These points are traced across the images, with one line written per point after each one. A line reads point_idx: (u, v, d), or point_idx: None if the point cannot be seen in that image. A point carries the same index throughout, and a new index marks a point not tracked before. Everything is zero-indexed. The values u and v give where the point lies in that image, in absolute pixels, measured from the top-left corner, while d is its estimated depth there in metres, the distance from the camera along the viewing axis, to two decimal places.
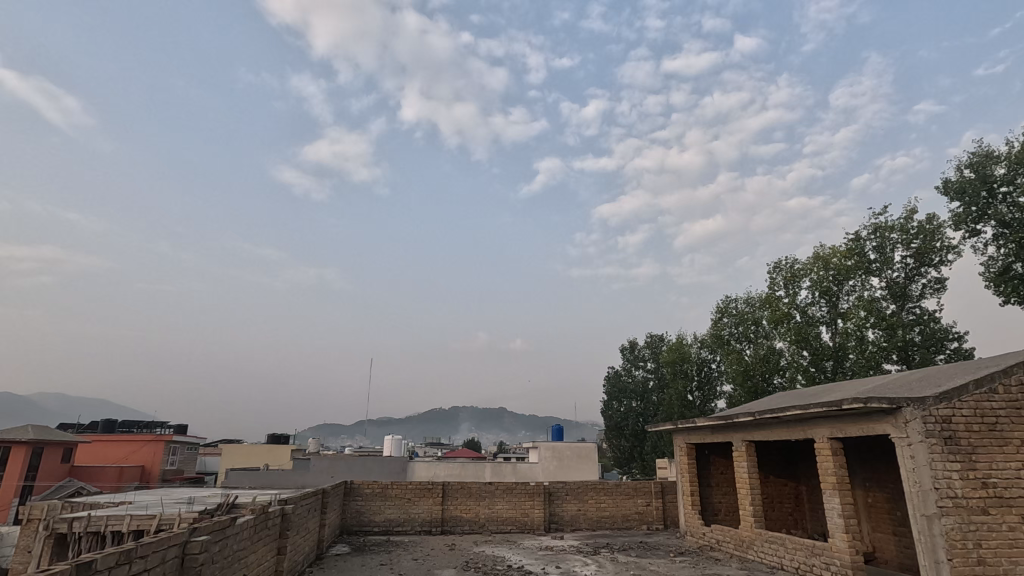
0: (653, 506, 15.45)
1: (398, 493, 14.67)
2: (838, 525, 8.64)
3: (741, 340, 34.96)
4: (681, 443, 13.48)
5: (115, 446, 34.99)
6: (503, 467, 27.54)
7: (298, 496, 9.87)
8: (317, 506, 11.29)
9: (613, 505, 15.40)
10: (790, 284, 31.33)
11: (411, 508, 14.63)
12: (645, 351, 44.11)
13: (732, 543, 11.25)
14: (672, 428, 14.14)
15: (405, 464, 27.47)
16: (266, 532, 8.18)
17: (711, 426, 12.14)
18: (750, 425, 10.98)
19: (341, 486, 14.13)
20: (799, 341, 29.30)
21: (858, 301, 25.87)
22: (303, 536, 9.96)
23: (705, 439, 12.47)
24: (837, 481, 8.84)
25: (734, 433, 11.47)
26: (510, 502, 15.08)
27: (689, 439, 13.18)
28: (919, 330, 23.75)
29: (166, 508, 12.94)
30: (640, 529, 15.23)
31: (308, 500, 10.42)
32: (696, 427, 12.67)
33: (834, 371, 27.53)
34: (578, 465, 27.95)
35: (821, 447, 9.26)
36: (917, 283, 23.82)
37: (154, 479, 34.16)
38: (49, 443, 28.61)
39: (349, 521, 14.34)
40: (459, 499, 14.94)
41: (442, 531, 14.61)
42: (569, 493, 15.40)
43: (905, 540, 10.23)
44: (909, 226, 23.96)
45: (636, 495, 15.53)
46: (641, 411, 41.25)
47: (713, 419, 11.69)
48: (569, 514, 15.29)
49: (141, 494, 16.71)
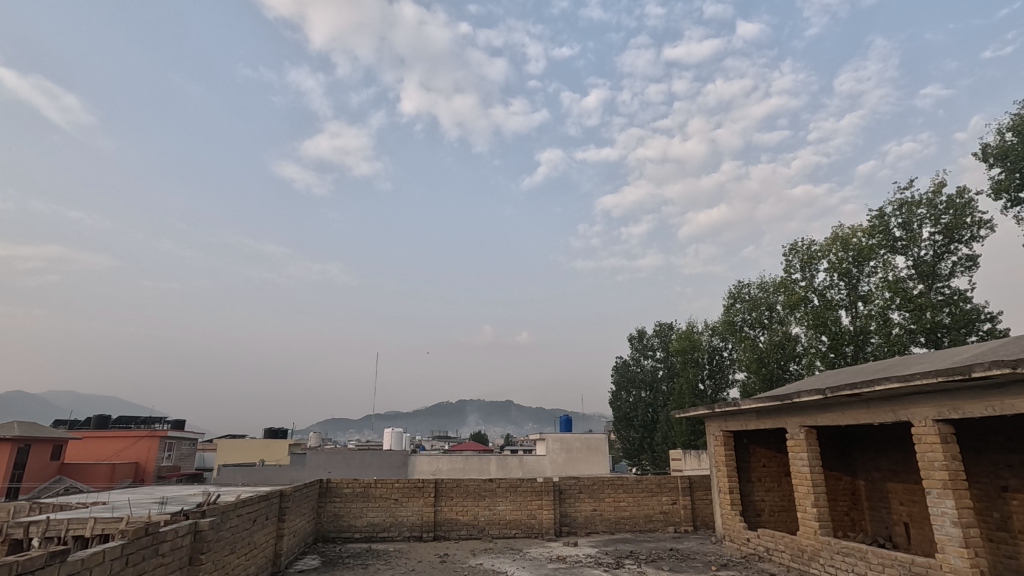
0: (679, 505, 14.19)
1: (384, 493, 13.46)
2: (954, 536, 7.17)
3: (754, 326, 33.63)
4: (717, 431, 12.15)
5: (107, 443, 33.91)
6: (509, 460, 26.31)
7: (229, 503, 8.16)
8: (274, 510, 9.97)
9: (633, 504, 14.14)
10: (806, 267, 29.92)
11: (399, 510, 13.41)
12: (654, 339, 42.79)
13: (788, 554, 9.90)
14: (704, 414, 12.83)
15: (406, 458, 26.37)
16: (155, 561, 6.36)
17: (757, 410, 10.82)
18: (812, 408, 9.64)
19: (315, 484, 12.86)
20: (817, 325, 27.95)
21: (883, 282, 24.42)
22: (236, 556, 8.29)
23: (749, 426, 11.12)
24: (950, 478, 7.34)
25: (791, 418, 10.12)
26: (514, 502, 13.82)
27: (726, 427, 11.86)
28: (948, 311, 22.35)
29: (134, 510, 11.72)
30: (665, 531, 13.97)
31: (246, 512, 8.72)
32: (737, 414, 11.37)
33: (855, 357, 26.21)
34: (587, 457, 26.77)
35: (924, 433, 7.72)
36: (947, 262, 22.40)
37: (149, 477, 33.14)
38: (36, 439, 27.50)
39: (324, 522, 13.14)
40: (454, 499, 13.70)
41: (434, 536, 13.38)
42: (584, 491, 14.14)
43: (1005, 547, 9.00)
44: (937, 201, 22.52)
45: (659, 492, 14.26)
46: (651, 402, 40.01)
47: (765, 401, 10.19)
48: (584, 514, 14.01)
49: (119, 493, 15.57)
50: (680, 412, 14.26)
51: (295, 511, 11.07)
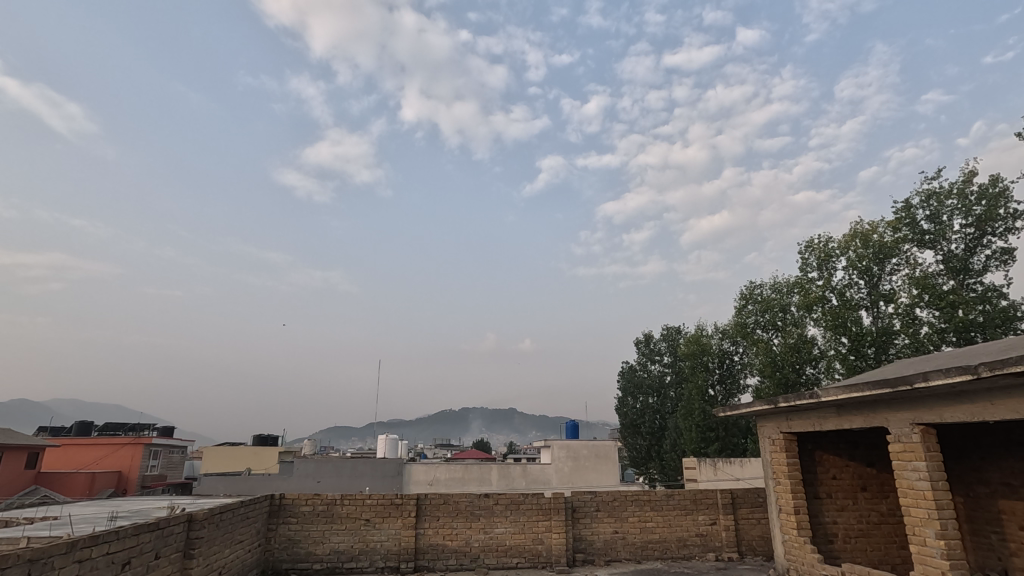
0: (720, 526, 12.64)
1: (352, 512, 11.93)
2: None
3: (767, 328, 32.03)
4: (775, 434, 9.09)
5: (89, 451, 32.39)
6: (512, 469, 24.82)
7: (42, 549, 5.67)
8: (175, 537, 8.31)
9: (663, 525, 12.57)
10: (823, 265, 28.43)
11: (373, 535, 11.84)
12: (661, 344, 41.22)
13: None
14: (755, 413, 9.79)
15: (400, 466, 24.92)
16: None
17: (836, 407, 7.59)
18: (934, 395, 6.18)
19: (263, 500, 11.41)
20: (835, 326, 26.37)
21: (909, 279, 22.89)
22: None
23: (827, 426, 7.78)
24: None
25: (897, 413, 6.65)
26: (515, 524, 12.27)
27: (789, 428, 8.80)
28: (982, 309, 20.84)
29: (70, 528, 10.16)
30: (704, 558, 12.40)
31: (94, 561, 6.51)
32: (799, 410, 8.33)
33: (877, 358, 24.70)
34: (596, 466, 25.16)
35: None
36: (980, 256, 20.93)
37: (132, 488, 31.55)
38: (8, 448, 25.88)
39: (275, 547, 11.61)
40: (441, 520, 12.13)
41: (415, 566, 11.80)
42: (602, 509, 12.58)
43: None
44: (968, 191, 21.05)
45: (694, 511, 12.70)
46: (658, 408, 38.48)
47: (848, 393, 6.70)
48: (602, 539, 12.43)
49: (73, 506, 13.94)
50: (720, 410, 11.43)
51: (215, 540, 9.32)
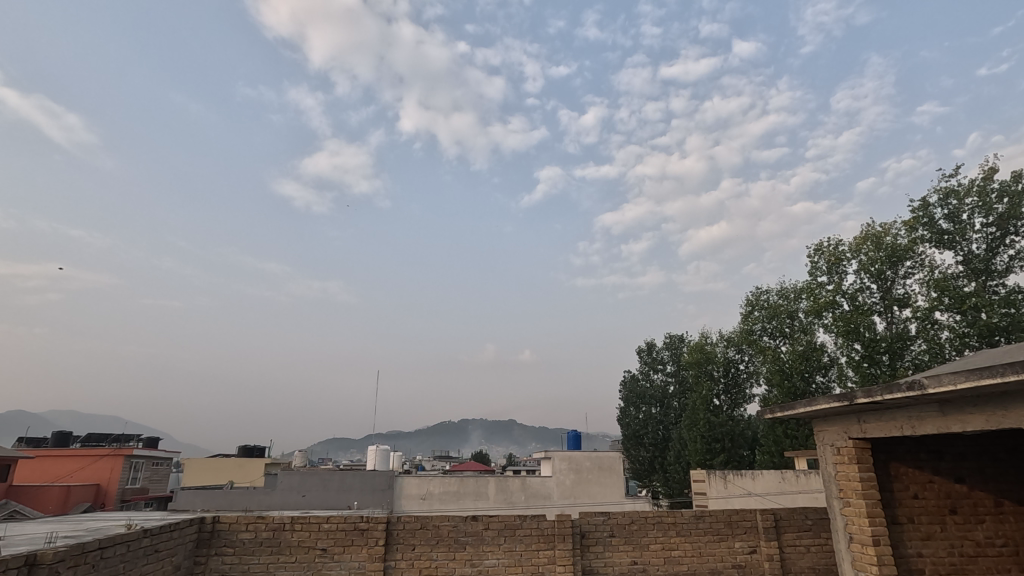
0: (761, 556, 11.34)
1: (305, 540, 10.63)
2: None
3: (775, 335, 30.91)
4: (844, 442, 7.86)
5: (65, 462, 30.98)
6: (510, 482, 23.54)
7: None
8: None
9: (692, 554, 11.31)
10: (834, 268, 27.35)
11: (340, 561, 10.59)
12: (664, 353, 39.98)
13: None
14: (813, 417, 8.61)
15: (391, 480, 23.48)
16: None
17: (938, 404, 6.33)
18: None
19: (187, 527, 10.12)
20: (847, 332, 25.21)
21: (927, 281, 21.80)
22: None
23: (926, 428, 6.48)
24: None
25: None
26: (516, 550, 11.04)
27: (863, 435, 7.58)
28: (1005, 312, 19.73)
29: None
30: None
31: None
32: (882, 411, 7.10)
33: (892, 366, 23.57)
34: (599, 479, 23.80)
35: None
36: (1001, 256, 19.88)
37: (110, 502, 30.08)
38: None
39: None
40: (417, 548, 10.88)
41: None
42: (618, 535, 11.32)
43: None
44: (989, 189, 20.05)
45: (730, 537, 11.45)
46: (662, 419, 37.20)
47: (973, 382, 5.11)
48: (620, 568, 11.17)
49: (24, 523, 12.56)
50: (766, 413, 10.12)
51: None
